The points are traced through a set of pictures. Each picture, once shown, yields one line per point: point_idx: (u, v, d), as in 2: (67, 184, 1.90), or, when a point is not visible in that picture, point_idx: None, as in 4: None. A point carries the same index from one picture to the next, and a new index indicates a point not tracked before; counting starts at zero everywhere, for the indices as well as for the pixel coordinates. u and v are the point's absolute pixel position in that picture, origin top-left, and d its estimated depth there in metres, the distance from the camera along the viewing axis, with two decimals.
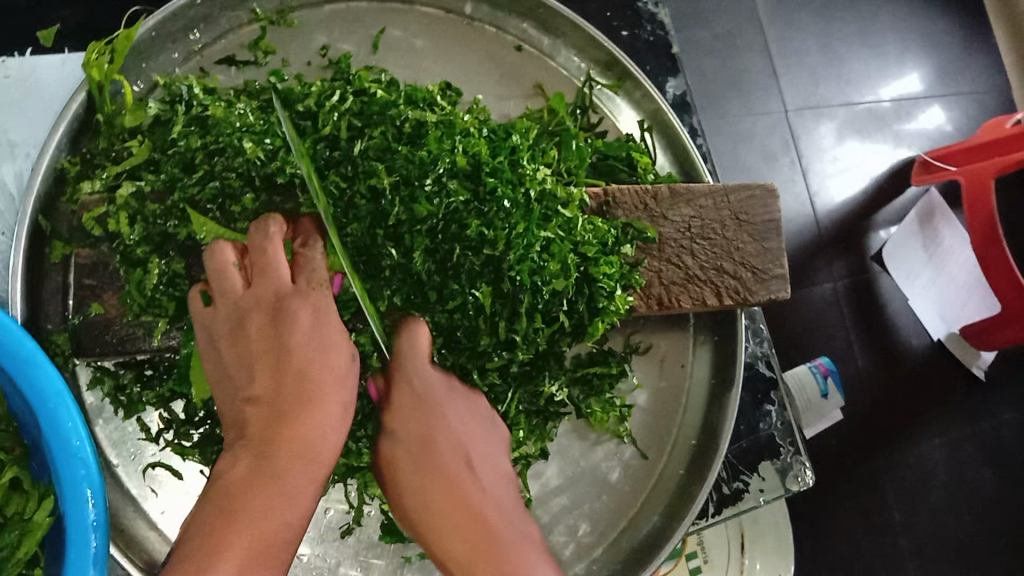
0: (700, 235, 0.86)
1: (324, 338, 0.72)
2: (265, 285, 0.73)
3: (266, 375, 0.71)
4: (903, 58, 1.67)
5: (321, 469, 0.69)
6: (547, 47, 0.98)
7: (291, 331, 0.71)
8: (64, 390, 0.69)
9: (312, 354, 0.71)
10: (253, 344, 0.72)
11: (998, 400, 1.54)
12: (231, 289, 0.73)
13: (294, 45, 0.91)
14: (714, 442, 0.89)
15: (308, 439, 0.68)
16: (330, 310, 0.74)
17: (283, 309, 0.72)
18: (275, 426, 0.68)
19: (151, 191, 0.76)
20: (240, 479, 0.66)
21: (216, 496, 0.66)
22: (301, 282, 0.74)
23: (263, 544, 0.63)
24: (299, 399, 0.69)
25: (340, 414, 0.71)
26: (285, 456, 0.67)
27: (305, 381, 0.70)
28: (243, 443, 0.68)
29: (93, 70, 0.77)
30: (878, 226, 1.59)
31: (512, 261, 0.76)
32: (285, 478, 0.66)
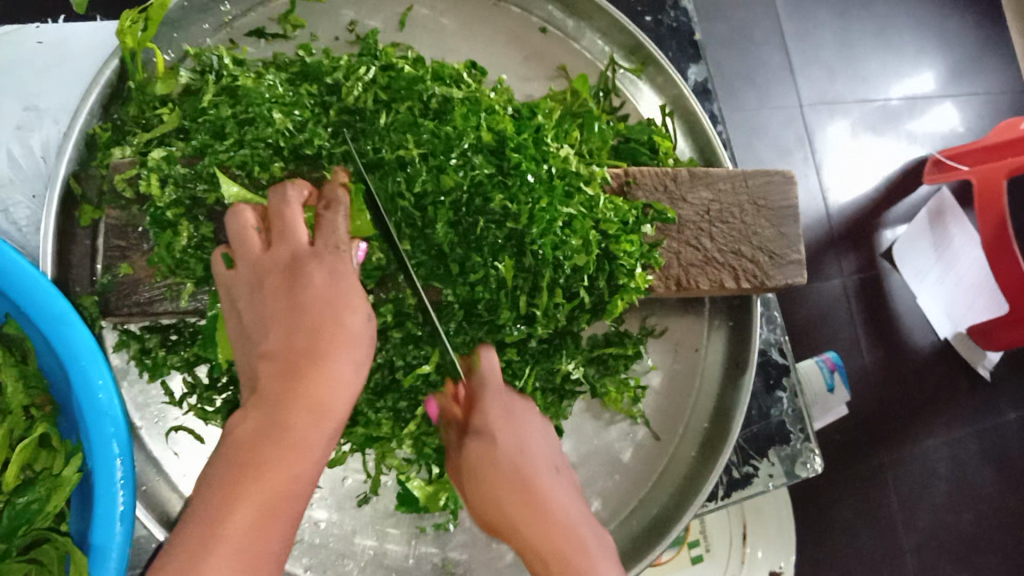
0: (718, 219, 0.87)
1: (339, 297, 0.70)
2: (284, 247, 0.73)
3: (280, 331, 0.69)
4: (919, 55, 1.67)
5: (332, 425, 0.67)
6: (572, 29, 0.99)
7: (306, 289, 0.70)
8: (96, 347, 0.69)
9: (326, 309, 0.69)
10: (268, 303, 0.71)
11: (1004, 398, 1.55)
12: (250, 248, 0.73)
13: (322, 20, 0.92)
14: (728, 424, 0.90)
15: (318, 394, 0.66)
16: (344, 272, 0.72)
17: (298, 269, 0.71)
18: (285, 380, 0.66)
19: (182, 157, 0.76)
20: (248, 434, 0.64)
21: (226, 451, 0.64)
22: (319, 245, 0.73)
23: (274, 502, 0.62)
24: (310, 353, 0.67)
25: (354, 372, 0.69)
26: (294, 410, 0.65)
27: (318, 337, 0.68)
28: (254, 399, 0.67)
29: (126, 38, 0.77)
30: (886, 223, 1.59)
31: (535, 235, 0.77)
32: (295, 435, 0.64)
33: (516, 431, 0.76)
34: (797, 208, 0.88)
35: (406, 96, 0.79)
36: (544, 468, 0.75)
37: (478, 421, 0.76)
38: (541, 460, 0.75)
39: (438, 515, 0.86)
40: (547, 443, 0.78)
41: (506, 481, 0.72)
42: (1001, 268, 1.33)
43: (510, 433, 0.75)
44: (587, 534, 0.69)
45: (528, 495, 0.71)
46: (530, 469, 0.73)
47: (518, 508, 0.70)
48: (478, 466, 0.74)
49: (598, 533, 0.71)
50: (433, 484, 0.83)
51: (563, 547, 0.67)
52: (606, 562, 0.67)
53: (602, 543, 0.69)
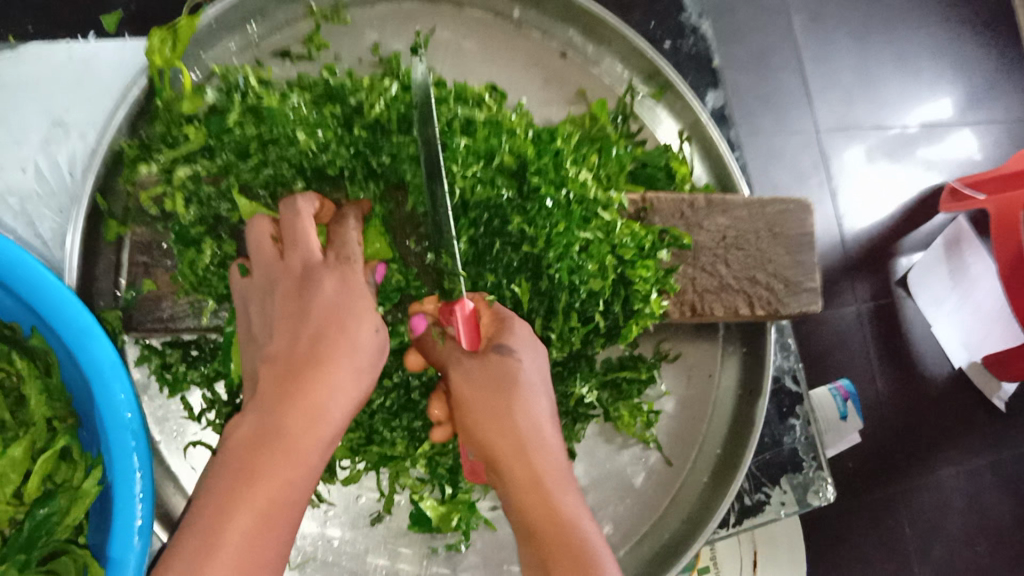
0: (734, 246, 0.87)
1: (345, 305, 0.71)
2: (296, 254, 0.72)
3: (285, 337, 0.69)
4: (937, 83, 1.67)
5: (330, 430, 0.66)
6: (591, 54, 1.00)
7: (314, 298, 0.70)
8: (118, 362, 0.69)
9: (330, 316, 0.70)
10: (277, 310, 0.71)
11: (1017, 428, 1.54)
12: (265, 256, 0.73)
13: (346, 41, 0.93)
14: (740, 449, 0.90)
15: (318, 399, 0.66)
16: (356, 284, 0.72)
17: (308, 277, 0.71)
18: (285, 384, 0.66)
19: (207, 175, 0.78)
20: (244, 439, 0.63)
21: (225, 456, 0.63)
22: (331, 255, 0.73)
23: (273, 506, 0.61)
24: (311, 358, 0.68)
25: (355, 379, 0.68)
26: (291, 414, 0.65)
27: (320, 344, 0.68)
28: (253, 403, 0.66)
29: (155, 57, 0.78)
30: (902, 250, 1.59)
31: (551, 259, 0.78)
32: (292, 439, 0.64)
33: (539, 364, 0.73)
34: (814, 238, 0.88)
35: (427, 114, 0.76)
36: (549, 410, 0.72)
37: (505, 340, 0.72)
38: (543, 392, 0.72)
39: (449, 536, 0.86)
40: (555, 389, 0.75)
41: (518, 416, 0.69)
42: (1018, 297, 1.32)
43: (533, 361, 0.72)
44: (572, 493, 0.66)
45: (535, 432, 0.69)
46: (538, 408, 0.70)
47: (525, 449, 0.68)
48: (498, 383, 0.71)
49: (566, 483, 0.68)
50: (445, 505, 0.82)
51: (546, 503, 0.65)
52: (587, 524, 0.64)
53: (581, 503, 0.66)
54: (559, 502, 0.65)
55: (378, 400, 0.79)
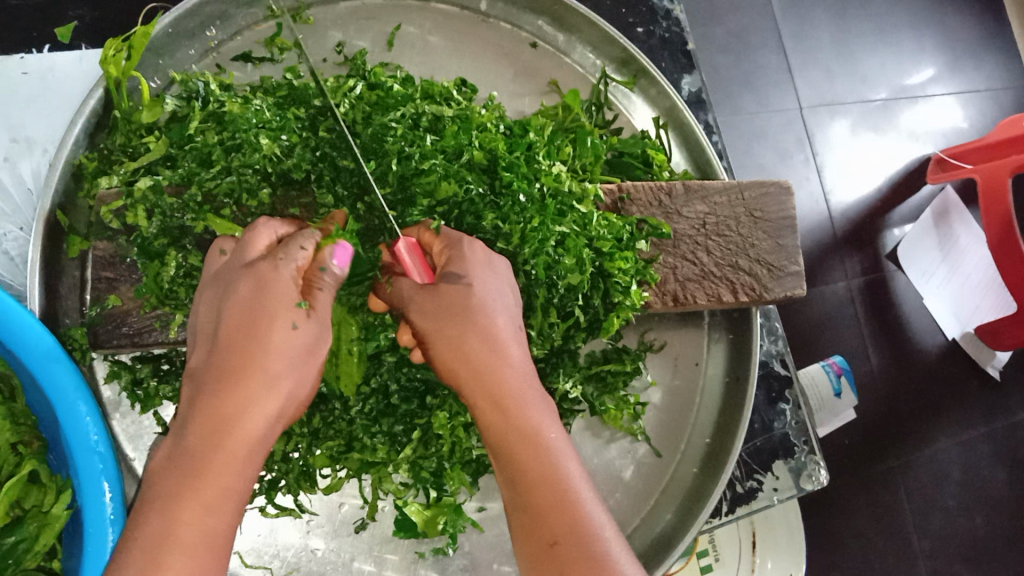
0: (715, 232, 0.86)
1: (259, 309, 0.64)
2: (228, 261, 0.69)
3: (203, 347, 0.65)
4: (919, 54, 1.66)
5: (248, 447, 0.62)
6: (562, 43, 0.98)
7: (226, 303, 0.65)
8: (82, 385, 0.69)
9: (242, 322, 0.64)
10: (203, 320, 0.66)
11: (1012, 398, 1.53)
12: (211, 264, 0.70)
13: (309, 42, 0.91)
14: (729, 438, 0.89)
15: (229, 415, 0.62)
16: (273, 284, 0.65)
17: (227, 281, 0.66)
18: (199, 401, 0.62)
19: (169, 185, 0.76)
20: (164, 465, 0.61)
21: (148, 486, 0.61)
22: (260, 254, 0.67)
23: (195, 536, 0.59)
24: (223, 370, 0.63)
25: (270, 387, 0.63)
26: (201, 436, 0.61)
27: (230, 355, 0.63)
28: (176, 424, 0.63)
29: (110, 67, 0.76)
30: (892, 223, 1.57)
31: (527, 255, 0.77)
32: (208, 458, 0.60)
33: (493, 282, 0.70)
34: (795, 220, 0.87)
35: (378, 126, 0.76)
36: (508, 327, 0.69)
37: (455, 267, 0.70)
38: (505, 310, 0.69)
39: (436, 539, 0.85)
40: (516, 300, 0.72)
41: (474, 336, 0.67)
42: (1010, 267, 1.31)
43: (486, 279, 0.70)
44: (537, 403, 0.67)
45: (491, 351, 0.67)
46: (494, 329, 0.68)
47: (485, 369, 0.66)
48: (450, 305, 0.68)
49: (542, 401, 0.68)
50: (431, 509, 0.81)
51: (510, 420, 0.65)
52: (553, 435, 0.65)
53: (547, 411, 0.67)
54: (523, 418, 0.65)
55: (356, 406, 0.79)
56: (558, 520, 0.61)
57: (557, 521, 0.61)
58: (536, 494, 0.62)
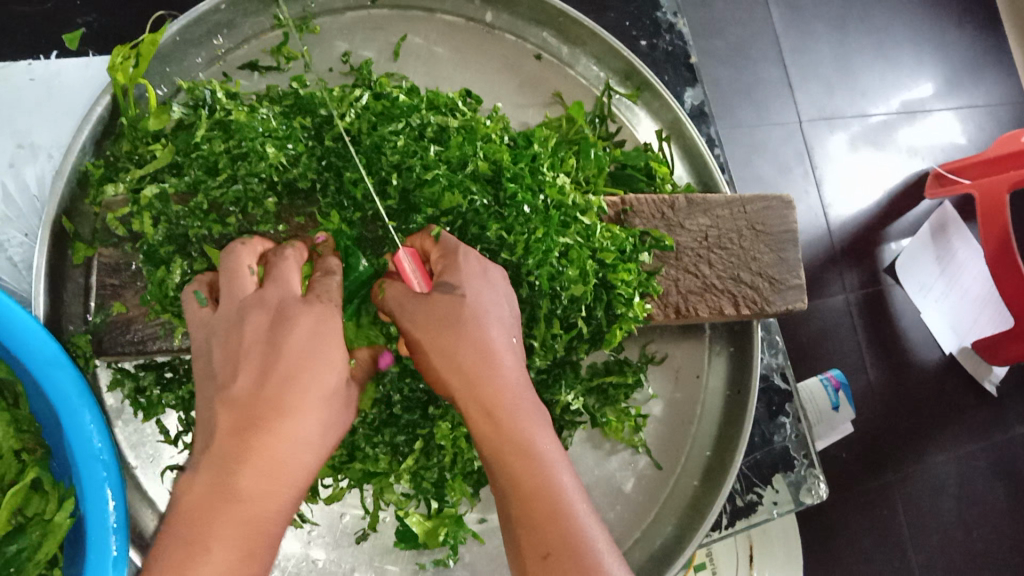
0: (717, 245, 0.86)
1: (319, 351, 0.66)
2: (276, 287, 0.68)
3: (249, 377, 0.64)
4: (919, 69, 1.67)
5: (291, 489, 0.62)
6: (566, 56, 0.99)
7: (286, 338, 0.65)
8: (87, 393, 0.69)
9: (302, 361, 0.65)
10: (243, 341, 0.65)
11: (1009, 413, 1.54)
12: (240, 291, 0.68)
13: (316, 51, 0.92)
14: (730, 450, 0.89)
15: (282, 454, 0.62)
16: (332, 327, 0.68)
17: (283, 314, 0.66)
18: (244, 437, 0.61)
19: (175, 193, 0.75)
20: (203, 497, 0.59)
21: (179, 516, 0.59)
22: (311, 295, 0.69)
23: (230, 572, 0.57)
24: (278, 408, 0.62)
25: (319, 431, 0.64)
26: (254, 475, 0.60)
27: (285, 393, 0.63)
28: (210, 456, 0.61)
29: (117, 74, 0.76)
30: (891, 237, 1.58)
31: (531, 266, 0.77)
32: (257, 499, 0.60)
33: (487, 292, 0.70)
34: (797, 233, 0.87)
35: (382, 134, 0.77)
36: (503, 339, 0.69)
37: (450, 278, 0.70)
38: (501, 322, 0.70)
39: (437, 550, 0.85)
40: (514, 311, 0.72)
41: (466, 347, 0.67)
42: (1007, 282, 1.32)
43: (481, 290, 0.70)
44: (533, 414, 0.67)
45: (484, 362, 0.67)
46: (487, 339, 0.68)
47: (478, 380, 0.66)
48: (442, 317, 0.68)
49: (536, 411, 0.67)
50: (432, 520, 0.81)
51: (503, 431, 0.65)
52: (546, 445, 0.65)
53: (542, 421, 0.67)
54: (514, 429, 0.65)
55: (359, 416, 0.78)
56: (548, 530, 0.60)
57: (549, 531, 0.60)
58: (528, 503, 0.62)
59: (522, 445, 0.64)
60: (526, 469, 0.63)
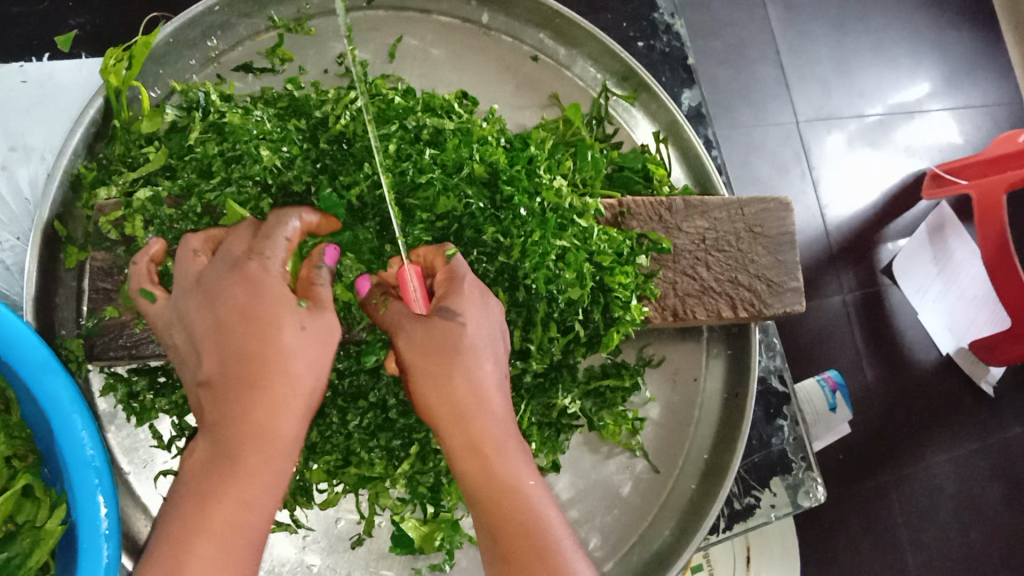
0: (715, 247, 0.86)
1: (265, 310, 0.64)
2: (213, 263, 0.67)
3: (212, 355, 0.64)
4: (916, 70, 1.67)
5: (278, 450, 0.62)
6: (563, 57, 0.98)
7: (224, 309, 0.64)
8: (78, 398, 0.68)
9: (250, 326, 0.63)
10: (195, 322, 0.65)
11: (1006, 413, 1.54)
12: (187, 272, 0.68)
13: (311, 52, 0.91)
14: (728, 453, 0.89)
15: (256, 420, 0.62)
16: (269, 282, 0.66)
17: (217, 287, 0.65)
18: (222, 407, 0.62)
19: (168, 196, 0.75)
20: (198, 469, 0.61)
21: (178, 491, 0.61)
22: (247, 255, 0.67)
23: (226, 536, 0.59)
24: (246, 378, 0.62)
25: (291, 388, 0.63)
26: (239, 442, 0.61)
27: (247, 361, 0.63)
28: (201, 433, 0.63)
29: (110, 76, 0.76)
30: (888, 237, 1.58)
31: (527, 269, 0.77)
32: (246, 466, 0.61)
33: (483, 323, 0.69)
34: (795, 235, 0.87)
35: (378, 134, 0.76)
36: (493, 371, 0.68)
37: (451, 303, 0.69)
38: (493, 354, 0.69)
39: (433, 555, 0.85)
40: (505, 339, 0.72)
41: (460, 379, 0.66)
42: (1004, 282, 1.32)
43: (478, 318, 0.69)
44: (520, 453, 0.67)
45: (476, 395, 0.66)
46: (480, 372, 0.67)
47: (471, 414, 0.66)
48: (439, 344, 0.67)
49: (521, 452, 0.67)
50: (428, 525, 0.81)
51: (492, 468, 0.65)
52: (531, 484, 0.65)
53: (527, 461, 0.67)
54: (502, 468, 0.65)
55: (354, 421, 0.77)
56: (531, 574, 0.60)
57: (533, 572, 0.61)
58: (511, 543, 0.62)
59: (507, 486, 0.64)
60: (512, 509, 0.63)
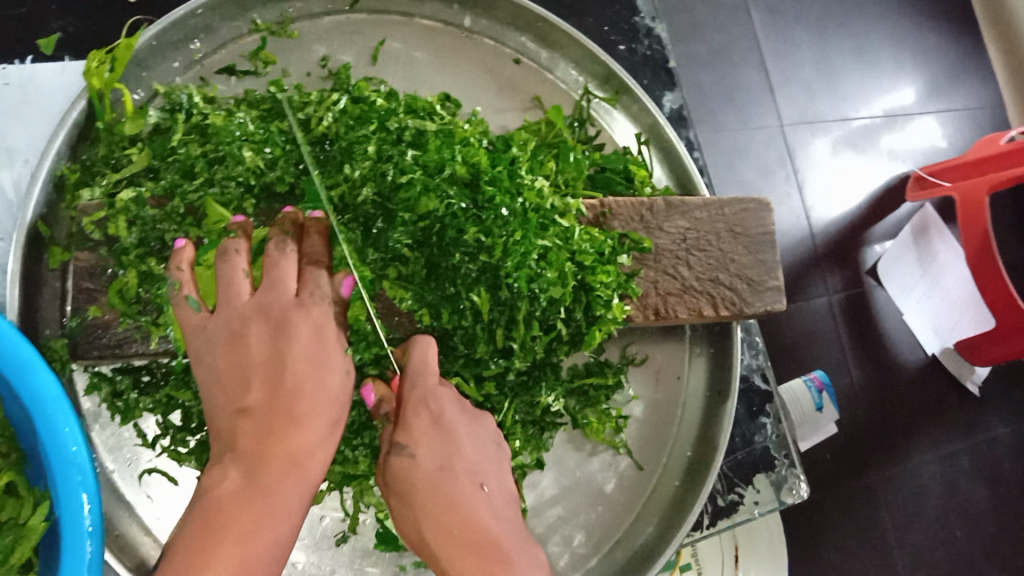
0: (695, 247, 0.87)
1: (320, 354, 0.73)
2: (270, 294, 0.74)
3: (262, 385, 0.72)
4: (899, 74, 1.69)
5: (310, 483, 0.69)
6: (545, 60, 0.99)
7: (289, 347, 0.72)
8: (61, 396, 0.68)
9: (306, 369, 0.72)
10: (251, 353, 0.72)
11: (990, 412, 1.55)
12: (237, 297, 0.74)
13: (294, 55, 0.92)
14: (709, 452, 0.89)
15: (297, 451, 0.69)
16: (329, 327, 0.75)
17: (285, 324, 0.73)
18: (266, 438, 0.69)
19: (151, 196, 0.76)
20: (232, 490, 0.66)
21: (204, 508, 0.65)
22: (305, 295, 0.75)
23: (248, 556, 0.63)
24: (291, 415, 0.70)
25: (329, 428, 0.71)
26: (277, 472, 0.67)
27: (298, 397, 0.71)
28: (234, 456, 0.68)
29: (93, 78, 0.77)
30: (872, 239, 1.60)
31: (509, 269, 0.76)
32: (278, 493, 0.66)
33: (440, 449, 0.72)
34: (774, 235, 0.88)
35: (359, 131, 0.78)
36: (475, 488, 0.71)
37: (402, 439, 0.73)
38: (470, 472, 0.72)
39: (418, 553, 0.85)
40: (485, 451, 0.74)
41: (431, 510, 0.69)
42: (987, 283, 1.33)
43: (441, 446, 0.72)
44: (515, 550, 0.67)
45: (449, 520, 0.69)
46: (450, 495, 0.70)
47: (452, 536, 0.68)
48: (402, 490, 0.71)
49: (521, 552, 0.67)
50: None
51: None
52: None
53: (530, 559, 0.67)
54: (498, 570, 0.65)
55: None
56: None
57: None
58: None
59: None
60: None
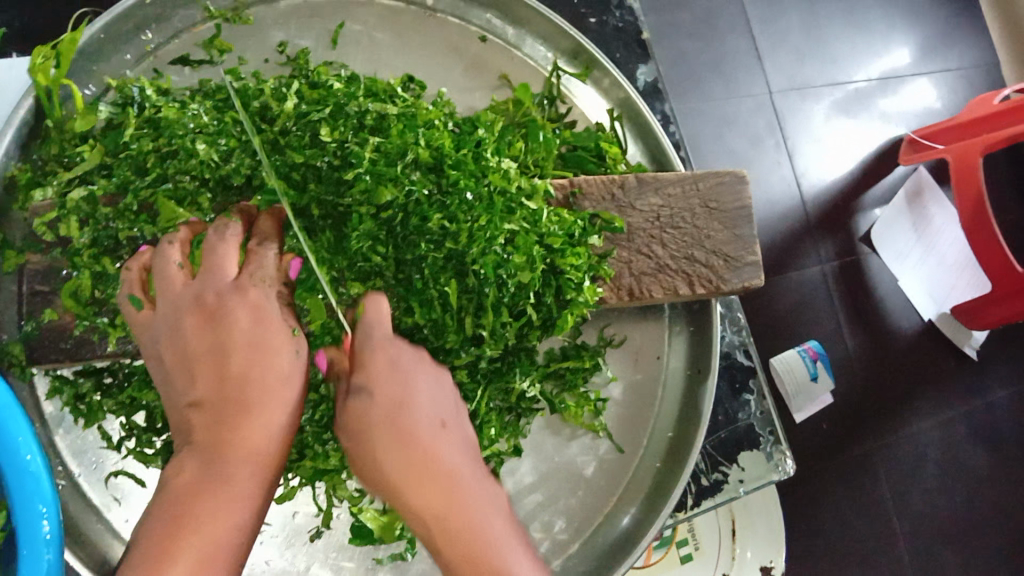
0: (670, 224, 0.85)
1: (263, 339, 0.69)
2: (201, 283, 0.70)
3: (209, 378, 0.67)
4: (890, 35, 1.65)
5: (271, 473, 0.66)
6: (512, 37, 0.97)
7: (229, 332, 0.68)
8: (13, 403, 0.68)
9: (252, 355, 0.68)
10: (192, 345, 0.68)
11: (989, 376, 1.53)
12: (172, 288, 0.70)
13: (250, 42, 0.89)
14: (690, 432, 0.88)
15: (255, 441, 0.65)
16: (271, 308, 0.71)
17: (221, 308, 0.69)
18: (219, 429, 0.65)
19: (104, 194, 0.74)
20: (188, 483, 0.63)
21: (163, 504, 0.62)
22: (244, 277, 0.71)
23: (208, 551, 0.60)
24: (243, 403, 0.66)
25: (287, 414, 0.68)
26: (236, 461, 0.64)
27: (246, 387, 0.67)
28: (191, 448, 0.65)
29: (39, 75, 0.75)
30: (866, 206, 1.57)
31: (474, 255, 0.74)
32: (236, 482, 0.63)
33: (399, 383, 0.70)
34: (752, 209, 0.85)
35: (319, 115, 0.76)
36: (431, 418, 0.70)
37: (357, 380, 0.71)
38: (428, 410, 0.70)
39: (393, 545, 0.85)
40: (438, 390, 0.72)
41: (388, 449, 0.67)
42: (983, 246, 1.30)
43: (398, 381, 0.70)
44: (475, 485, 0.67)
45: (426, 466, 0.67)
46: (411, 431, 0.68)
47: (415, 471, 0.66)
48: (373, 430, 0.68)
49: (487, 484, 0.69)
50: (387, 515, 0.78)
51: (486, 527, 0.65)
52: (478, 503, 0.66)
53: (488, 492, 0.68)
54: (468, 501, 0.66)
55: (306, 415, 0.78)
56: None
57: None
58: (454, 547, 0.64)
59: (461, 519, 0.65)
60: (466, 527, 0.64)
